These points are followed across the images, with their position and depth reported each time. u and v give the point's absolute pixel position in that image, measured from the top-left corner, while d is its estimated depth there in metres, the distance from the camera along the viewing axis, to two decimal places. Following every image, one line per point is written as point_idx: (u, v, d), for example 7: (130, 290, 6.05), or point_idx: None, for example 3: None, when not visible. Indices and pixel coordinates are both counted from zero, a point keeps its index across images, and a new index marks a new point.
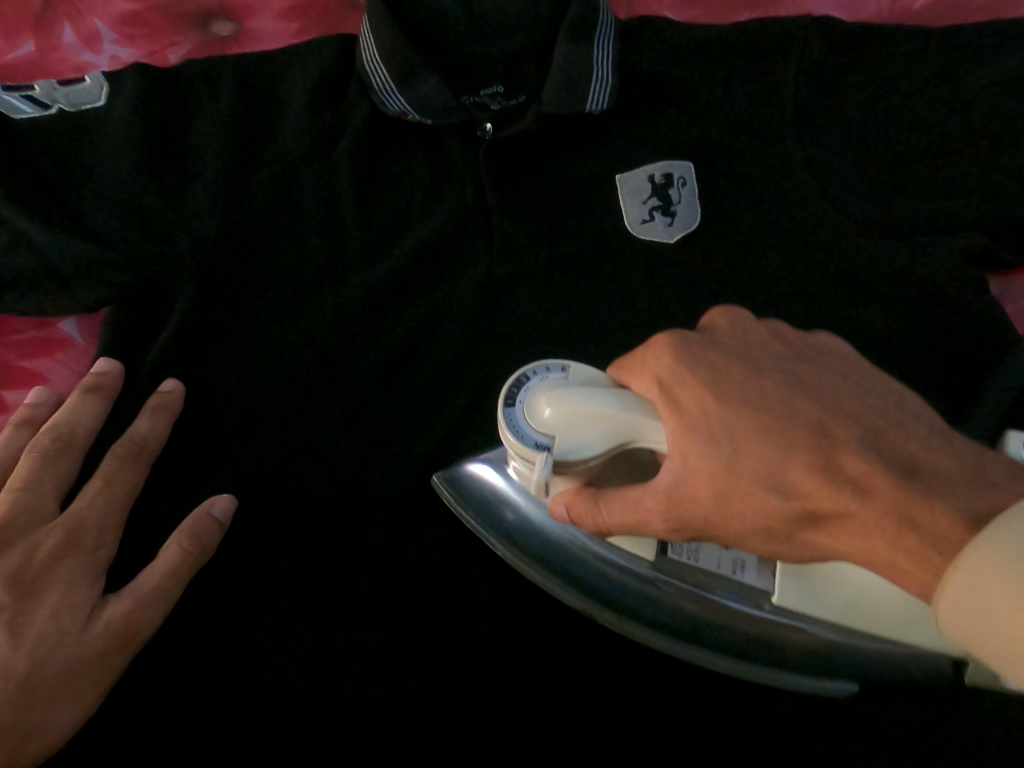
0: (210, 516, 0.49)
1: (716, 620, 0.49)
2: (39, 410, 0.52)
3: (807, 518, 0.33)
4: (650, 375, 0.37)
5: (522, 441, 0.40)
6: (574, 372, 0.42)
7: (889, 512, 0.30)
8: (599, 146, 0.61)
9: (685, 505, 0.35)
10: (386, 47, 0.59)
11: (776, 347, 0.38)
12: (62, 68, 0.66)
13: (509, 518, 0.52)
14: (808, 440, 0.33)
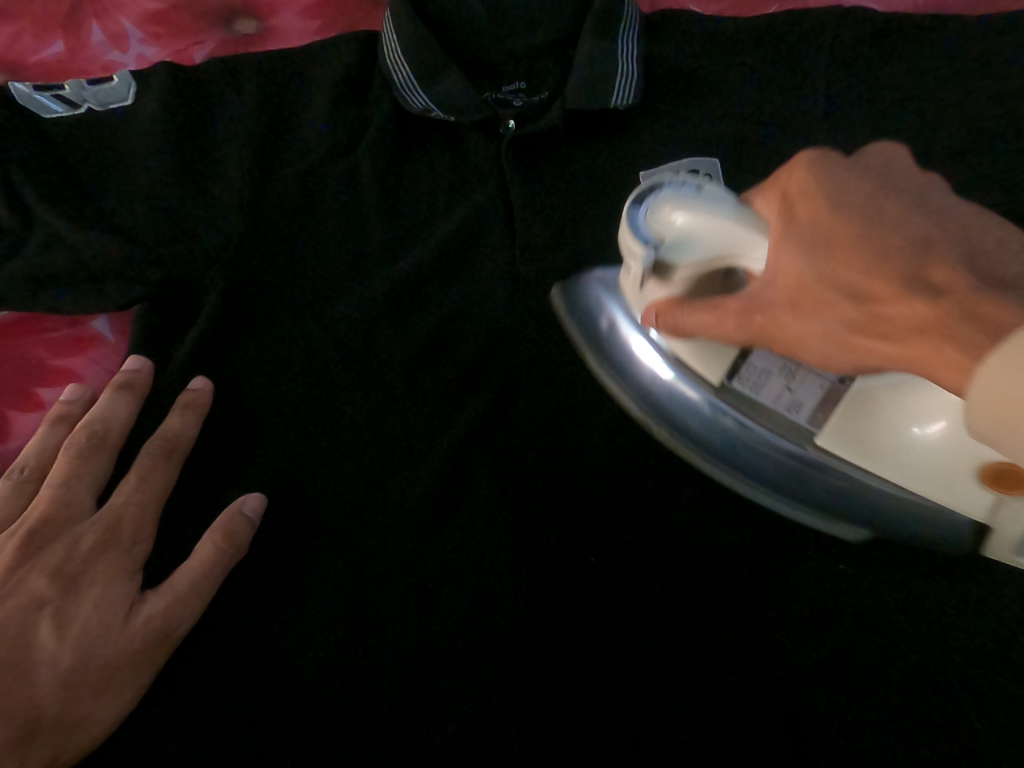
0: (242, 513, 0.49)
1: (775, 470, 0.49)
2: (73, 407, 0.53)
3: (871, 323, 0.31)
4: (777, 189, 0.36)
5: (633, 235, 0.40)
6: (709, 187, 0.40)
7: (953, 309, 0.28)
8: (624, 141, 0.60)
9: (756, 308, 0.35)
10: (409, 42, 0.59)
11: (913, 168, 0.34)
12: (90, 67, 0.67)
13: (603, 328, 0.53)
14: (908, 247, 0.31)
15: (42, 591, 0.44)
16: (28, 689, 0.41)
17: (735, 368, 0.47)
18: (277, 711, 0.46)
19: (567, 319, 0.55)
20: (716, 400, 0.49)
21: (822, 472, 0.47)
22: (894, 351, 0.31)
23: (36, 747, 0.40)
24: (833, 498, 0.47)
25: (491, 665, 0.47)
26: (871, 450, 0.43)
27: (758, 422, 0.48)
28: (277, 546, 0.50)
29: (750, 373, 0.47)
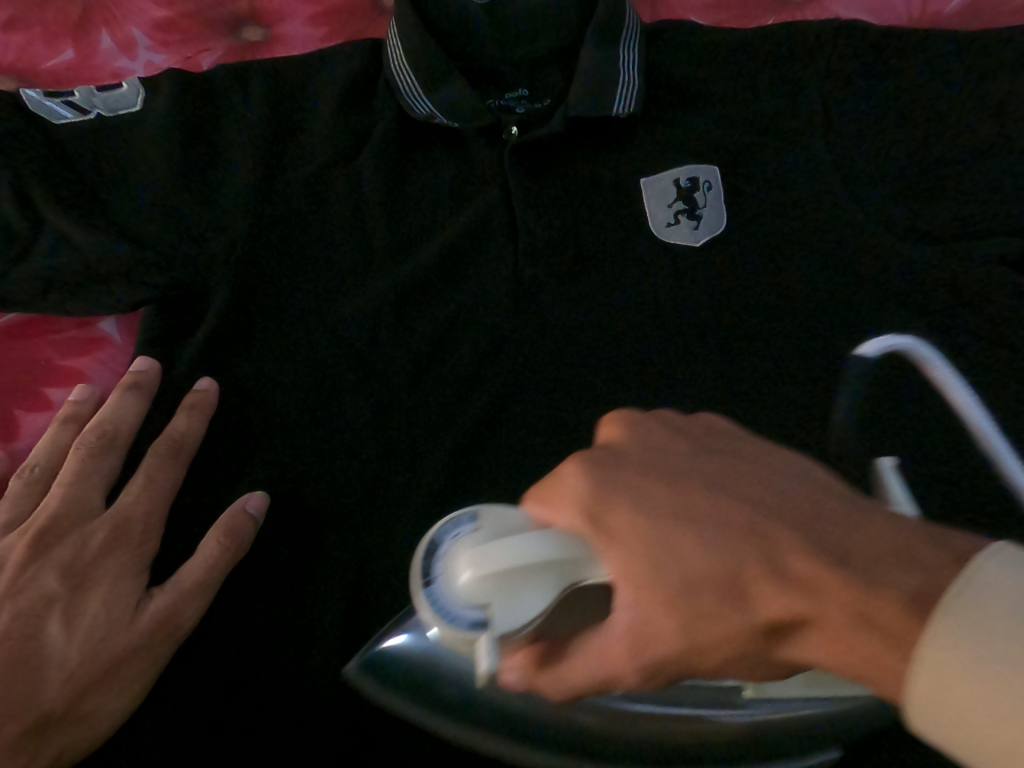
0: (244, 511, 0.49)
1: (703, 733, 0.42)
2: (81, 407, 0.53)
3: (783, 628, 0.28)
4: (548, 510, 0.32)
5: (453, 623, 0.30)
6: (486, 514, 0.32)
7: (843, 613, 0.26)
8: (625, 148, 0.61)
9: (660, 654, 0.29)
10: (413, 52, 0.60)
11: (678, 442, 0.34)
12: (100, 74, 0.68)
13: (437, 683, 0.43)
14: (749, 539, 0.29)
15: (52, 588, 0.45)
16: (40, 685, 0.41)
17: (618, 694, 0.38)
18: (281, 709, 0.47)
19: (388, 696, 0.45)
20: (632, 699, 0.40)
21: (748, 721, 0.41)
22: (825, 660, 0.27)
23: (46, 742, 0.41)
24: (789, 734, 0.43)
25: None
26: (796, 686, 0.39)
27: (666, 702, 0.41)
28: (280, 548, 0.51)
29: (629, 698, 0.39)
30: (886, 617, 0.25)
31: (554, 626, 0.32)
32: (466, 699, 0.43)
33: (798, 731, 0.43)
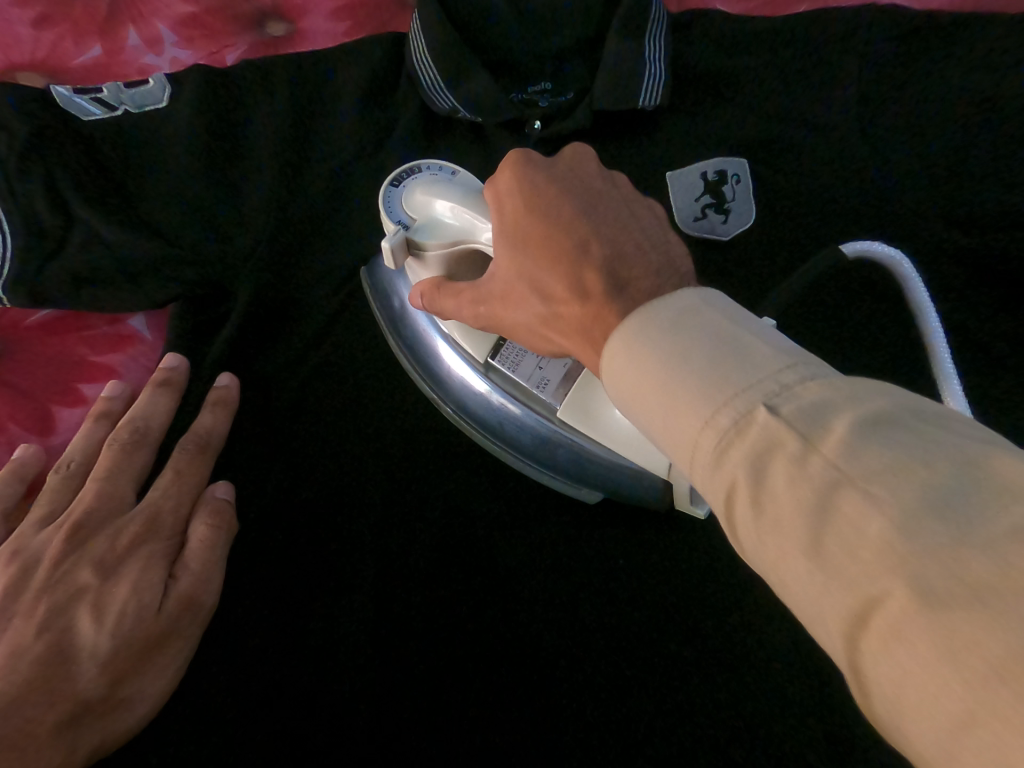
0: (214, 498, 0.50)
1: (541, 440, 0.51)
2: (114, 404, 0.55)
3: (553, 318, 0.34)
4: (491, 181, 0.36)
5: (388, 214, 0.45)
6: (461, 174, 0.46)
7: (587, 311, 0.31)
8: (650, 141, 0.60)
9: (480, 302, 0.38)
10: (435, 40, 0.58)
11: (600, 177, 0.37)
12: (127, 71, 0.69)
13: (397, 308, 0.54)
14: (576, 247, 0.33)
15: (84, 581, 0.45)
16: (74, 678, 0.41)
17: (497, 347, 0.47)
18: (310, 695, 0.49)
19: (370, 299, 0.57)
20: (494, 383, 0.49)
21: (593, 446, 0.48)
22: (568, 341, 0.34)
23: (80, 736, 0.40)
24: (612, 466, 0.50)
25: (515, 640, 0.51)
26: (593, 417, 0.45)
27: (522, 399, 0.48)
28: (309, 539, 0.53)
29: (510, 353, 0.47)
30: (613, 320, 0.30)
31: (446, 264, 0.43)
32: (408, 331, 0.54)
33: (573, 469, 0.52)
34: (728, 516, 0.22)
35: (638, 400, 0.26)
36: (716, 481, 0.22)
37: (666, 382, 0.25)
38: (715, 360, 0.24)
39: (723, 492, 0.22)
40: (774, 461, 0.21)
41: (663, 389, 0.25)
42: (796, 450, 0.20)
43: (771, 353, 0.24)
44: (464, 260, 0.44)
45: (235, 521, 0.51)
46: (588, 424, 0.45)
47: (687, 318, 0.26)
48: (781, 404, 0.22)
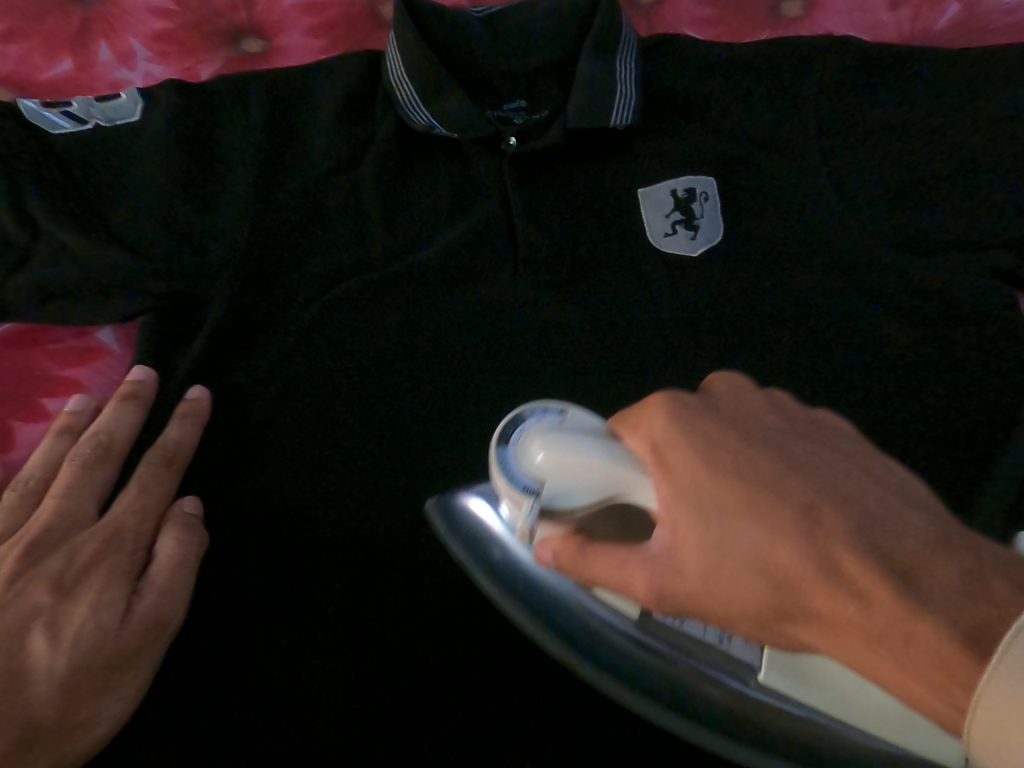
0: (181, 513, 0.49)
1: (706, 702, 0.43)
2: (78, 418, 0.53)
3: (801, 616, 0.29)
4: (642, 429, 0.34)
5: (510, 482, 0.37)
6: (573, 411, 0.39)
7: (888, 625, 0.26)
8: (622, 158, 0.61)
9: (672, 586, 0.32)
10: (413, 63, 0.60)
11: (781, 429, 0.35)
12: (98, 84, 0.68)
13: (496, 557, 0.48)
14: (796, 515, 0.30)
15: (39, 600, 0.43)
16: (25, 699, 0.39)
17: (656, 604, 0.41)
18: (262, 728, 0.45)
19: (452, 542, 0.49)
20: (645, 634, 0.43)
21: (775, 707, 0.42)
22: (821, 639, 0.29)
23: (34, 760, 0.38)
24: (803, 736, 0.42)
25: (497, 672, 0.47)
26: (802, 685, 0.39)
27: (684, 655, 0.42)
28: (272, 558, 0.50)
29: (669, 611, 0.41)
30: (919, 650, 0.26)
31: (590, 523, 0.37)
32: (523, 578, 0.47)
33: (780, 728, 0.42)
34: None
35: None
36: None
37: None
38: None
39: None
40: None
41: None
42: None
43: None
44: (614, 518, 0.37)
45: (206, 536, 0.49)
46: (805, 688, 0.40)
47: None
48: None
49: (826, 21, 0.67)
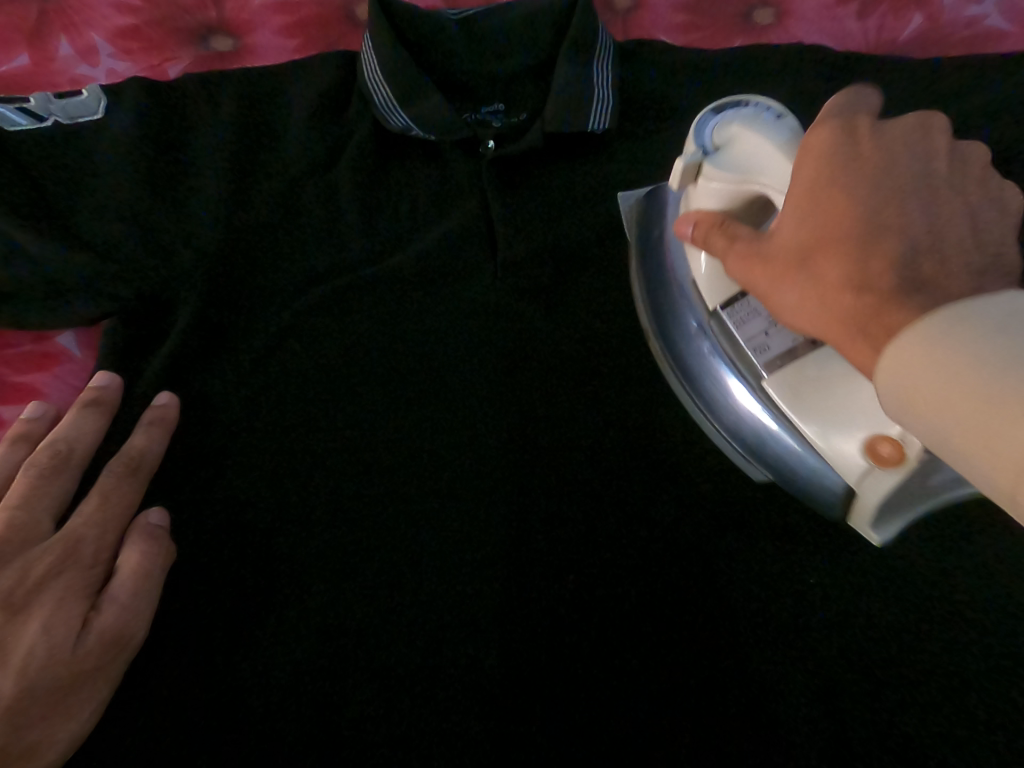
0: (146, 525, 0.46)
1: (720, 405, 0.48)
2: (34, 427, 0.50)
3: (813, 287, 0.33)
4: (825, 122, 0.36)
5: (694, 134, 0.43)
6: (789, 118, 0.40)
7: (866, 306, 0.30)
8: (601, 160, 0.61)
9: (734, 244, 0.38)
10: (388, 63, 0.59)
11: (942, 182, 0.34)
12: (58, 80, 0.66)
13: (653, 236, 0.52)
14: (875, 224, 0.32)
15: None
16: None
17: (732, 298, 0.45)
18: (234, 748, 0.43)
19: (634, 225, 0.55)
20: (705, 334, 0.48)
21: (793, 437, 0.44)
22: (819, 306, 0.33)
23: None
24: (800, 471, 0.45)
25: (474, 687, 0.44)
26: (812, 401, 0.41)
27: (729, 361, 0.46)
28: (242, 571, 0.47)
29: (742, 310, 0.44)
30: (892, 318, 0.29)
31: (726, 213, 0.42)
32: (654, 247, 0.52)
33: (750, 443, 0.47)
34: None
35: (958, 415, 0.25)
36: None
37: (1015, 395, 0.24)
38: None
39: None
40: None
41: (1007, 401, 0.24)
42: None
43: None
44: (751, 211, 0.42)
45: (173, 549, 0.46)
46: (791, 406, 0.42)
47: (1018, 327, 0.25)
48: None
49: (796, 31, 0.68)
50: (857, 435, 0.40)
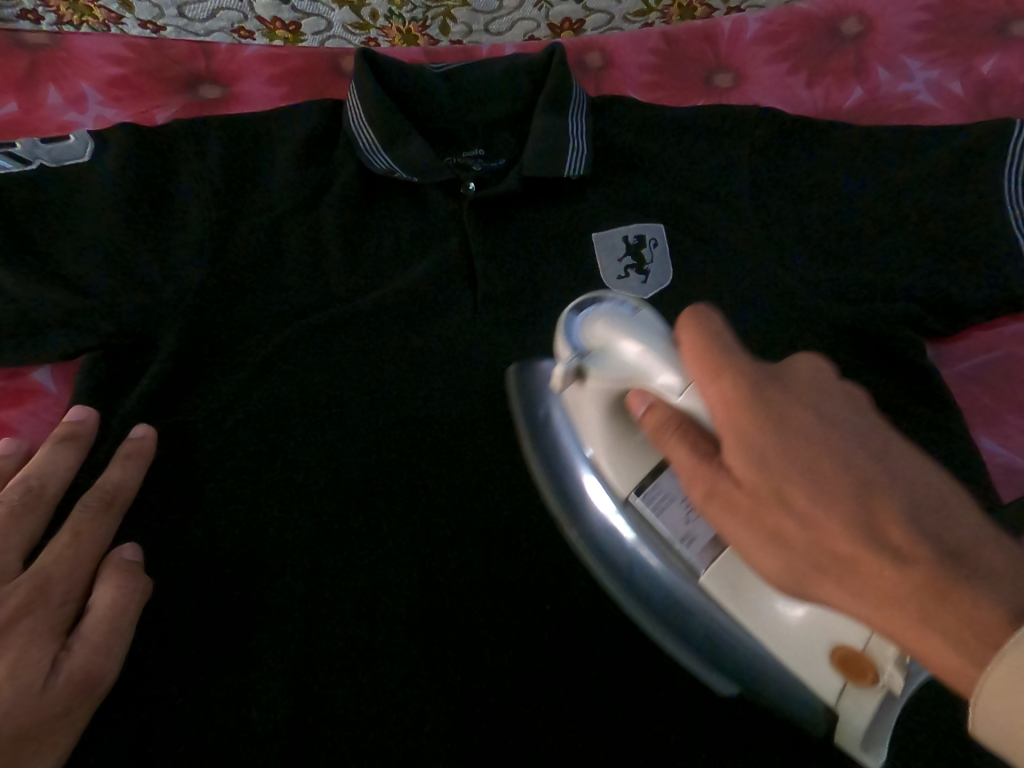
0: (119, 562, 0.45)
1: (670, 604, 0.45)
2: (4, 464, 0.49)
3: (828, 569, 0.27)
4: (706, 342, 0.31)
5: (565, 339, 0.42)
6: (646, 311, 0.40)
7: (921, 594, 0.25)
8: (576, 202, 0.64)
9: (718, 497, 0.30)
10: (372, 111, 0.62)
11: (850, 399, 0.30)
12: (46, 126, 0.67)
13: (543, 417, 0.51)
14: (852, 481, 0.27)
15: None
16: None
17: (642, 482, 0.44)
18: None
19: (517, 404, 0.53)
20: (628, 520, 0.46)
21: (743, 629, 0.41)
22: (843, 599, 0.27)
23: None
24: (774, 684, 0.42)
25: (453, 712, 0.44)
26: (743, 595, 0.40)
27: (661, 552, 0.44)
28: (215, 611, 0.46)
29: (655, 493, 0.43)
30: (959, 612, 0.24)
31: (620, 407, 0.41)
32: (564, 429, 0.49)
33: (716, 654, 0.44)
34: None
35: None
36: None
37: None
38: None
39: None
40: None
41: None
42: None
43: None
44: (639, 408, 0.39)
45: (148, 587, 0.45)
46: (736, 605, 0.40)
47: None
48: None
49: (753, 91, 0.73)
50: (822, 647, 0.37)
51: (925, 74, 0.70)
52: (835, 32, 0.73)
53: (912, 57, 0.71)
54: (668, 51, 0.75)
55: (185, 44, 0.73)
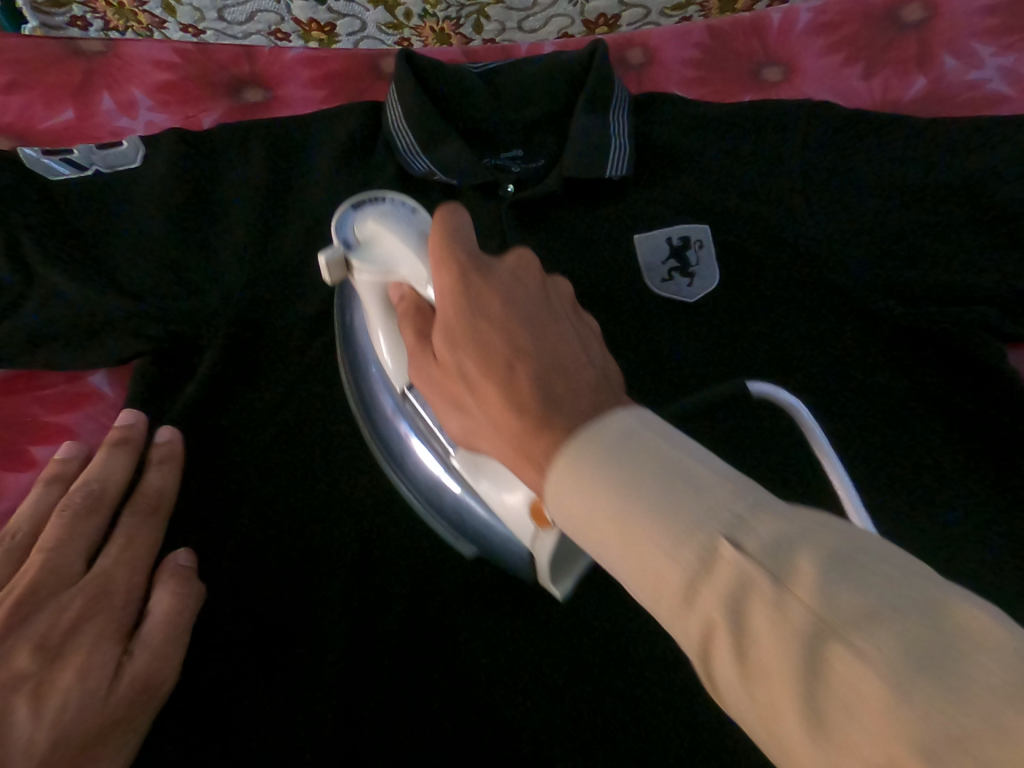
0: (175, 567, 0.45)
1: (434, 487, 0.47)
2: (67, 466, 0.50)
3: (478, 412, 0.31)
4: (442, 237, 0.33)
5: (336, 230, 0.43)
6: (421, 213, 0.43)
7: (524, 436, 0.28)
8: (619, 203, 0.63)
9: (428, 366, 0.34)
10: (412, 112, 0.62)
11: (538, 293, 0.33)
12: (99, 132, 0.68)
13: (348, 323, 0.51)
14: (510, 360, 0.30)
15: (21, 665, 0.38)
16: None
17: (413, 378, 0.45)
18: None
19: (336, 300, 0.53)
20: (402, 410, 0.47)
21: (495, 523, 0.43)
22: (487, 434, 0.31)
23: None
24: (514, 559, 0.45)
25: (505, 716, 0.45)
26: (480, 475, 0.41)
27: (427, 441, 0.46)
28: (266, 612, 0.47)
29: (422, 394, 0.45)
30: (546, 436, 0.27)
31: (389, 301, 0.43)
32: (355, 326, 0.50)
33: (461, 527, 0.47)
34: (709, 662, 0.20)
35: (600, 538, 0.23)
36: (694, 623, 0.20)
37: (637, 528, 0.22)
38: (676, 488, 0.22)
39: (702, 634, 0.20)
40: (753, 607, 0.19)
41: (633, 534, 0.22)
42: (770, 594, 0.19)
43: (709, 476, 0.22)
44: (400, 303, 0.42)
45: (201, 591, 0.46)
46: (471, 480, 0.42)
47: (649, 454, 0.23)
48: (746, 540, 0.20)
49: (804, 84, 0.71)
50: (523, 503, 0.38)
51: (997, 61, 0.67)
52: (891, 20, 0.70)
53: (978, 44, 0.68)
54: (713, 46, 0.73)
55: (229, 48, 0.74)
